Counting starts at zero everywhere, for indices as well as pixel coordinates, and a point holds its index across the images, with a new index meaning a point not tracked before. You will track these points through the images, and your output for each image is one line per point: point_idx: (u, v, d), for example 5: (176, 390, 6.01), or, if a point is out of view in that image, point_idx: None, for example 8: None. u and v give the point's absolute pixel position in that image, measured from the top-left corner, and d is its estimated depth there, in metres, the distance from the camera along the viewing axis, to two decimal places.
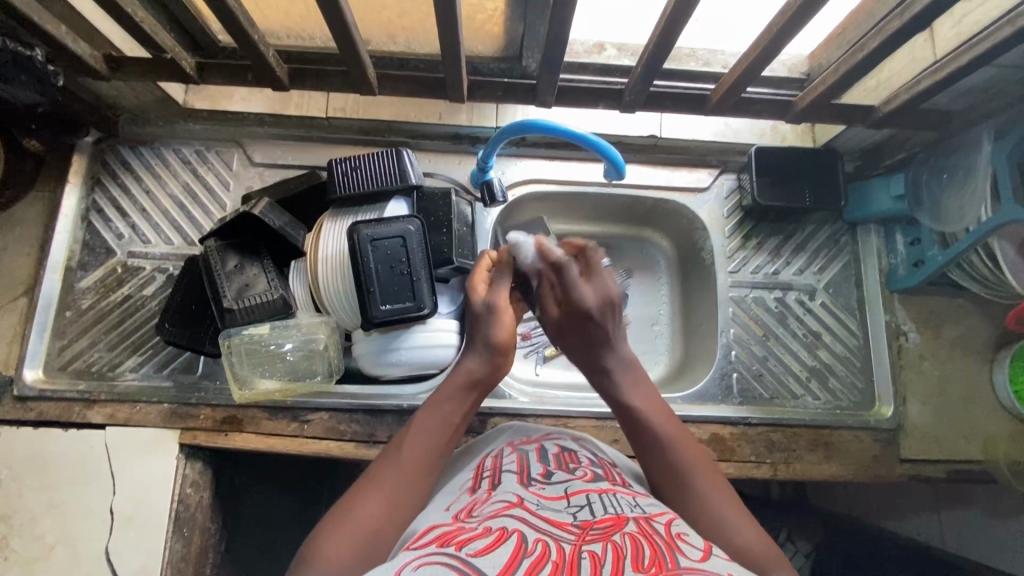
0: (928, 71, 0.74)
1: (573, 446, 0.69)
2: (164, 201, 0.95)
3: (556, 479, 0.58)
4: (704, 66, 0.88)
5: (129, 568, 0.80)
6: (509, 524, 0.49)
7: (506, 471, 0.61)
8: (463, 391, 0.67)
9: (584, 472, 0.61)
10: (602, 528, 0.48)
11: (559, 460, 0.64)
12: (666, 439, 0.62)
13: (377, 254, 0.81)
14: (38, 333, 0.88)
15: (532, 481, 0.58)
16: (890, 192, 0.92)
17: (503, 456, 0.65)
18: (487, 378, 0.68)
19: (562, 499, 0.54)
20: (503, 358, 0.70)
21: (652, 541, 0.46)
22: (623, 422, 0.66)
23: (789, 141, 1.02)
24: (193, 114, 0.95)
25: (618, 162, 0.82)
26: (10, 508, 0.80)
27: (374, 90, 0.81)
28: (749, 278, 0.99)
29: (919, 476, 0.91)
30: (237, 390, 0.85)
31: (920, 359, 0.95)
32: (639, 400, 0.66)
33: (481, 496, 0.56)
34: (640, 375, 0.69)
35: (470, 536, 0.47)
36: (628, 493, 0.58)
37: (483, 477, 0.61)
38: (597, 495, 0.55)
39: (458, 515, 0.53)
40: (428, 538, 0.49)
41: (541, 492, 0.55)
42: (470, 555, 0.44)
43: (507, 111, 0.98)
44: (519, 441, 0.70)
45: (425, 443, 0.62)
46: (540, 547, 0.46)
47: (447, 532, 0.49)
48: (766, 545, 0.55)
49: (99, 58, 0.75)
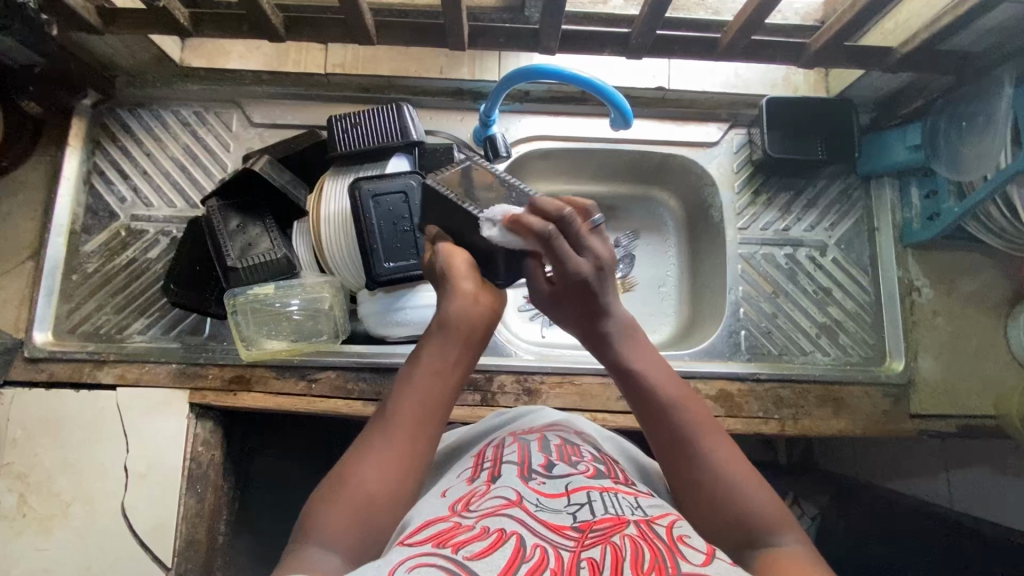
0: (947, 8, 0.72)
1: (576, 439, 0.65)
2: (164, 163, 0.94)
3: (557, 473, 0.57)
4: (714, 15, 0.82)
5: (145, 523, 0.81)
6: (507, 525, 0.48)
7: (506, 463, 0.59)
8: (457, 342, 0.59)
9: (586, 468, 0.59)
10: (602, 529, 0.48)
11: (561, 452, 0.61)
12: (667, 409, 0.59)
13: (380, 210, 0.80)
14: (45, 296, 0.88)
15: (532, 475, 0.56)
16: (905, 143, 0.88)
17: (503, 447, 0.64)
18: (473, 331, 0.60)
19: (561, 498, 0.53)
20: (482, 298, 0.61)
21: (652, 544, 0.46)
22: (621, 384, 0.63)
23: (802, 91, 0.98)
24: (191, 74, 0.94)
25: (624, 110, 0.79)
26: (27, 466, 0.82)
27: (372, 39, 0.79)
28: (758, 234, 0.97)
29: (929, 431, 0.90)
30: (244, 349, 0.86)
31: (933, 314, 0.94)
32: (640, 362, 0.63)
33: (479, 488, 0.55)
34: (636, 335, 0.64)
35: (467, 539, 0.47)
36: (630, 491, 0.56)
37: (483, 467, 0.60)
38: (598, 493, 0.54)
39: (455, 507, 0.53)
40: (422, 535, 0.48)
41: (540, 488, 0.54)
42: (466, 558, 0.44)
43: (510, 62, 0.96)
44: (522, 429, 0.68)
45: (420, 401, 0.57)
46: (539, 553, 0.45)
47: (443, 530, 0.48)
48: (772, 505, 0.53)
49: (92, 10, 0.74)
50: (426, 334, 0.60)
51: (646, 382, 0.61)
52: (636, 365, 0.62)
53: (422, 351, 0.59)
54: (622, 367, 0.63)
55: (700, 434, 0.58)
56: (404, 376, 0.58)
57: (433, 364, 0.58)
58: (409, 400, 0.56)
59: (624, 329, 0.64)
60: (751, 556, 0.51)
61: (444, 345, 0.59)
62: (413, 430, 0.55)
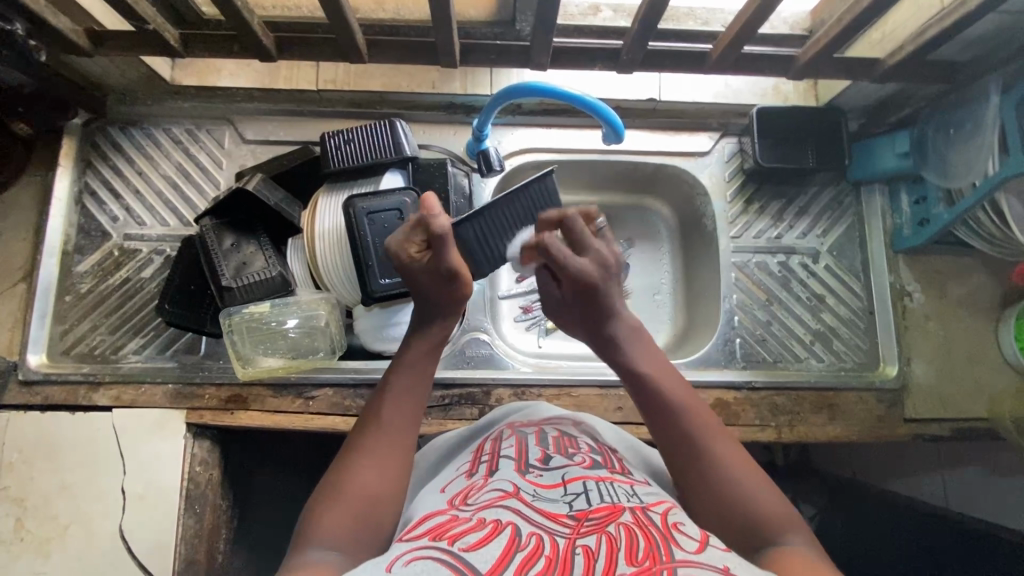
0: (933, 20, 0.73)
1: (573, 431, 0.66)
2: (157, 182, 0.94)
3: (554, 465, 0.57)
4: (702, 25, 0.84)
5: (144, 545, 0.81)
6: (503, 515, 0.48)
7: (503, 456, 0.59)
8: (432, 355, 0.66)
9: (583, 458, 0.58)
10: (598, 518, 0.48)
11: (558, 445, 0.61)
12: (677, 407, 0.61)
13: (374, 227, 0.81)
14: (39, 318, 0.88)
15: (529, 468, 0.56)
16: (895, 150, 0.90)
17: (501, 440, 0.63)
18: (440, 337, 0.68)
19: (558, 488, 0.53)
20: (456, 296, 0.67)
21: (646, 532, 0.46)
22: (629, 385, 0.65)
23: (792, 100, 0.99)
24: (182, 91, 0.94)
25: (616, 125, 0.81)
26: (24, 490, 0.81)
27: (363, 58, 0.79)
28: (752, 242, 0.98)
29: (924, 435, 0.91)
30: (241, 368, 0.85)
31: (925, 318, 0.95)
32: (647, 365, 0.65)
33: (477, 482, 0.55)
34: (647, 341, 0.68)
35: (463, 529, 0.47)
36: (626, 480, 0.56)
37: (480, 461, 0.60)
38: (594, 482, 0.53)
39: (453, 502, 0.52)
40: (420, 530, 0.48)
41: (537, 480, 0.54)
42: (463, 549, 0.44)
43: (502, 77, 0.96)
44: (519, 423, 0.68)
45: (400, 408, 0.61)
46: (534, 540, 0.45)
47: (440, 524, 0.48)
48: (781, 507, 0.54)
49: (80, 33, 0.74)
50: (404, 345, 0.66)
51: (652, 380, 0.64)
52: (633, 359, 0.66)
53: (400, 358, 0.65)
54: (631, 367, 0.66)
55: (698, 435, 0.59)
56: (385, 381, 0.63)
57: (404, 376, 0.63)
58: (399, 397, 0.62)
59: (628, 333, 0.68)
60: (764, 551, 0.51)
61: (423, 356, 0.66)
62: (395, 434, 0.59)
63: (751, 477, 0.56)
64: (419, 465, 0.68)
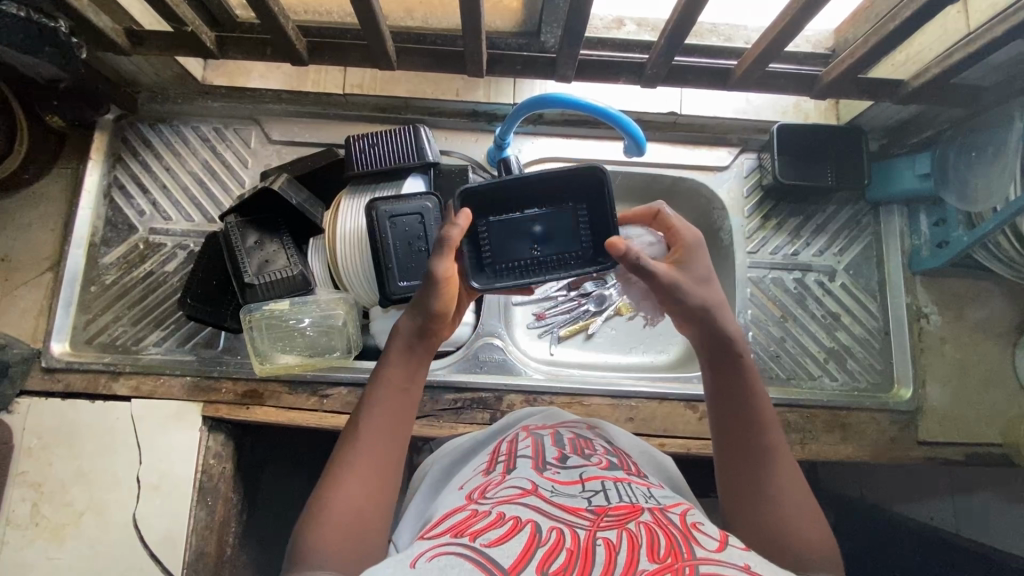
0: (959, 45, 0.73)
1: (588, 434, 0.66)
2: (183, 178, 0.96)
3: (571, 463, 0.57)
4: (725, 42, 0.86)
5: (157, 534, 0.82)
6: (522, 512, 0.48)
7: (521, 456, 0.60)
8: (415, 365, 0.64)
9: (599, 460, 0.59)
10: (617, 514, 0.48)
11: (575, 446, 0.62)
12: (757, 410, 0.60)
13: (396, 230, 0.82)
14: (64, 307, 0.90)
15: (546, 466, 0.57)
16: (916, 171, 0.89)
17: (517, 441, 0.64)
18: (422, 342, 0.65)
19: (576, 484, 0.53)
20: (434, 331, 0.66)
21: (667, 531, 0.46)
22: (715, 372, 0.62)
23: (812, 118, 1.00)
24: (212, 91, 0.96)
25: (638, 138, 0.81)
26: (42, 476, 0.82)
27: (392, 64, 0.81)
28: (767, 258, 0.99)
29: (937, 458, 0.90)
30: (259, 364, 0.87)
31: (941, 341, 0.94)
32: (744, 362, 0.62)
33: (495, 478, 0.56)
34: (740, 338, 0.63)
35: (484, 526, 0.47)
36: (642, 482, 0.56)
37: (498, 460, 0.60)
38: (612, 482, 0.54)
39: (472, 497, 0.53)
40: (442, 528, 0.49)
41: (555, 477, 0.55)
42: (485, 545, 0.44)
43: (525, 86, 0.97)
44: (534, 426, 0.68)
45: (387, 423, 0.60)
46: (555, 535, 0.45)
47: (461, 520, 0.49)
48: (821, 538, 0.55)
49: (121, 32, 0.77)
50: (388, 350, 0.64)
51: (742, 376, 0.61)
52: (728, 341, 0.62)
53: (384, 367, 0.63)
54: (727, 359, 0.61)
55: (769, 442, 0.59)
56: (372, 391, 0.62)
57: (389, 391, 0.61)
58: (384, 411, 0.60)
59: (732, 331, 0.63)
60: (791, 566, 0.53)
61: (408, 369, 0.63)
62: (382, 449, 0.59)
63: (800, 500, 0.56)
64: (435, 466, 0.69)
